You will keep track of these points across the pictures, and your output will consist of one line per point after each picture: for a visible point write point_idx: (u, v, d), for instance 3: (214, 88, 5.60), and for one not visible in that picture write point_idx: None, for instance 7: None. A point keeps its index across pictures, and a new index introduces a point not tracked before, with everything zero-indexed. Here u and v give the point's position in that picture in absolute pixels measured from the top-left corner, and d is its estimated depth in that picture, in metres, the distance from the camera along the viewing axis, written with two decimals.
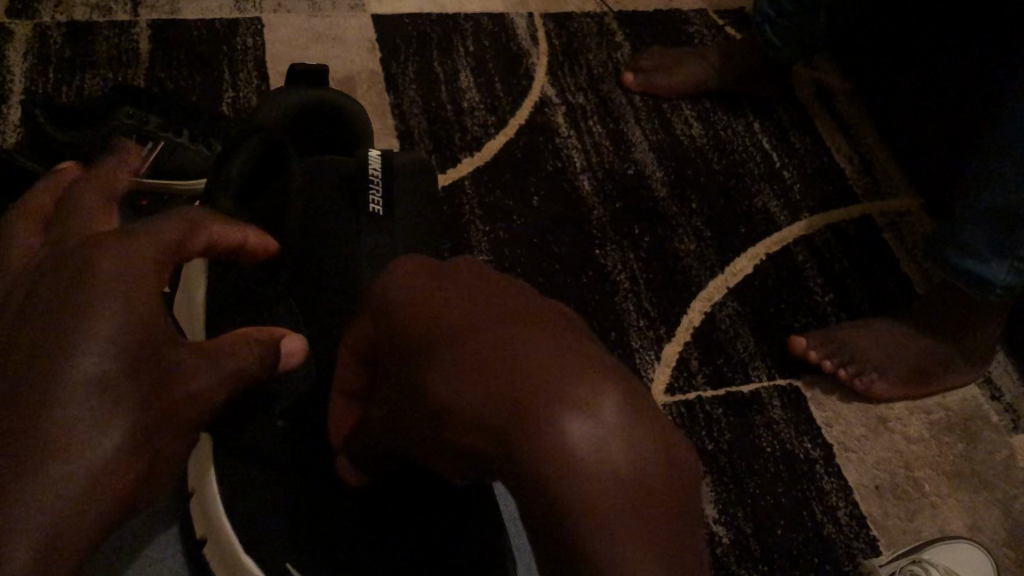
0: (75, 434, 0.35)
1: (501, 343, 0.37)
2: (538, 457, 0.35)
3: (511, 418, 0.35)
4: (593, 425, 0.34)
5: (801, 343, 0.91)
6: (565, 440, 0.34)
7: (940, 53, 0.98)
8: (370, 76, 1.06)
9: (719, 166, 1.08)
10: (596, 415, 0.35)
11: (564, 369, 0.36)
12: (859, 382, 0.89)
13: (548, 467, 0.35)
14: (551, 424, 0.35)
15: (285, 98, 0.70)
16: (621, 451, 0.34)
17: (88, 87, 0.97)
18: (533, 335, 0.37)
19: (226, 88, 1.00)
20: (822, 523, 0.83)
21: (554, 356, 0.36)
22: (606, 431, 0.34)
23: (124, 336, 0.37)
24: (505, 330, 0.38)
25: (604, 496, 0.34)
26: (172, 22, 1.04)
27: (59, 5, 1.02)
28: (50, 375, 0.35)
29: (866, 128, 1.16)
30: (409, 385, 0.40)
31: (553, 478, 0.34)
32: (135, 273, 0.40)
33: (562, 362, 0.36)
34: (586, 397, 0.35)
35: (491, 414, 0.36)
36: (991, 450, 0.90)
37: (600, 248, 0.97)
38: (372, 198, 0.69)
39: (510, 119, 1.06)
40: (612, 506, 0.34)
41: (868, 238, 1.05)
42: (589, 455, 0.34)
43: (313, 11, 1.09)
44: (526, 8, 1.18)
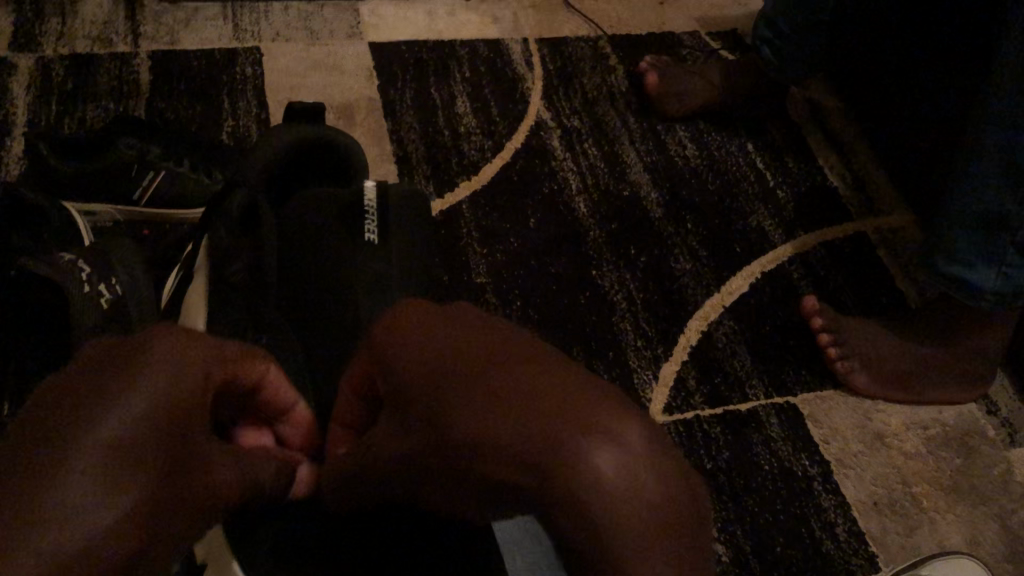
0: (75, 506, 0.34)
1: (509, 384, 0.35)
2: (560, 493, 0.33)
3: (538, 451, 0.33)
4: (619, 457, 0.33)
5: (813, 305, 0.96)
6: (594, 472, 0.32)
7: (928, 71, 0.99)
8: (368, 102, 1.07)
9: (714, 186, 1.09)
10: (620, 446, 0.33)
11: (585, 401, 0.34)
12: (842, 367, 0.92)
13: (571, 503, 0.33)
14: (567, 459, 0.33)
15: (277, 137, 0.71)
16: (650, 478, 0.33)
17: (90, 118, 0.98)
18: (547, 371, 0.35)
19: (226, 117, 1.02)
20: (821, 539, 0.84)
21: (572, 390, 0.34)
22: (633, 459, 0.33)
23: (150, 417, 0.37)
24: (510, 366, 0.36)
25: (627, 527, 0.32)
26: (172, 53, 1.06)
27: (61, 39, 1.04)
28: (60, 452, 0.34)
29: (859, 147, 1.17)
30: (417, 431, 0.38)
31: (585, 510, 0.33)
32: (185, 363, 0.40)
33: (565, 395, 0.34)
34: (593, 424, 0.33)
35: (516, 451, 0.34)
36: (988, 464, 0.90)
37: (597, 269, 0.98)
38: (367, 226, 0.71)
39: (506, 143, 1.07)
40: (650, 542, 0.32)
41: (862, 255, 1.06)
42: (607, 487, 0.32)
43: (311, 40, 1.11)
44: (521, 34, 1.19)
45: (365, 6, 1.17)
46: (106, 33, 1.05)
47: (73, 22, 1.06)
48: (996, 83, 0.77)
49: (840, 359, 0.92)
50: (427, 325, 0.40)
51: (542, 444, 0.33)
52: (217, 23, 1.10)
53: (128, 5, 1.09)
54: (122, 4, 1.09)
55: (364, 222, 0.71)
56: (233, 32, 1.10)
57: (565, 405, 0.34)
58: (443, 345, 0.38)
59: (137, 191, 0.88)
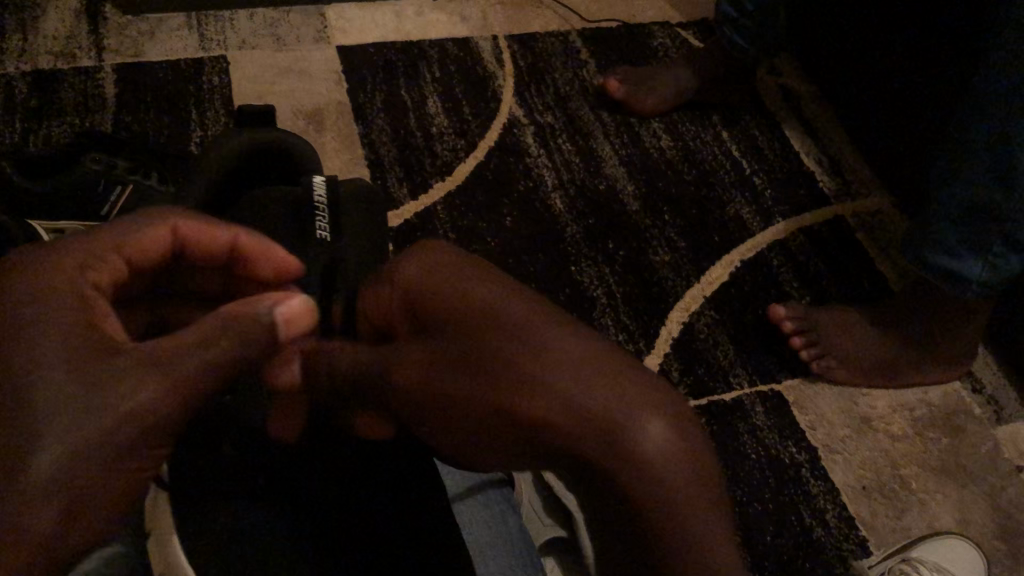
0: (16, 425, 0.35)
1: (564, 348, 0.39)
2: (606, 459, 0.37)
3: (575, 422, 0.37)
4: (655, 430, 0.37)
5: (779, 315, 0.94)
6: (634, 444, 0.37)
7: (904, 54, 0.99)
8: (338, 107, 1.06)
9: (690, 177, 1.09)
10: (652, 418, 0.37)
11: (609, 374, 0.38)
12: (818, 366, 0.92)
13: (621, 470, 0.37)
14: (632, 427, 0.37)
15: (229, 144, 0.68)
16: (680, 446, 0.37)
17: (55, 135, 0.96)
18: (561, 334, 0.39)
19: (194, 127, 1.00)
20: (812, 526, 0.83)
21: (589, 358, 0.39)
22: (664, 431, 0.37)
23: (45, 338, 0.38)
24: (536, 328, 0.40)
25: (679, 497, 0.37)
26: (137, 66, 1.05)
27: (23, 56, 1.02)
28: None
29: (834, 130, 1.17)
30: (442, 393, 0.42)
31: (627, 479, 0.37)
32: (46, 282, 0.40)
33: (596, 365, 0.38)
34: (644, 396, 0.38)
35: (552, 420, 0.38)
36: (975, 444, 0.90)
37: (575, 264, 0.97)
38: (319, 224, 0.67)
39: (480, 142, 1.06)
40: (689, 504, 0.37)
41: (841, 238, 1.06)
42: (667, 457, 0.37)
43: (277, 47, 1.10)
44: (490, 32, 1.19)
45: (331, 10, 1.16)
46: (69, 48, 1.04)
47: (35, 38, 1.04)
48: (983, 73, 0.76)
49: (813, 357, 0.92)
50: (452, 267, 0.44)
51: (606, 408, 0.37)
52: (182, 34, 1.09)
53: (90, 19, 1.08)
54: (84, 19, 1.07)
55: (314, 221, 0.66)
56: (199, 42, 1.09)
57: (619, 377, 0.38)
58: (488, 304, 0.41)
59: (105, 207, 0.85)
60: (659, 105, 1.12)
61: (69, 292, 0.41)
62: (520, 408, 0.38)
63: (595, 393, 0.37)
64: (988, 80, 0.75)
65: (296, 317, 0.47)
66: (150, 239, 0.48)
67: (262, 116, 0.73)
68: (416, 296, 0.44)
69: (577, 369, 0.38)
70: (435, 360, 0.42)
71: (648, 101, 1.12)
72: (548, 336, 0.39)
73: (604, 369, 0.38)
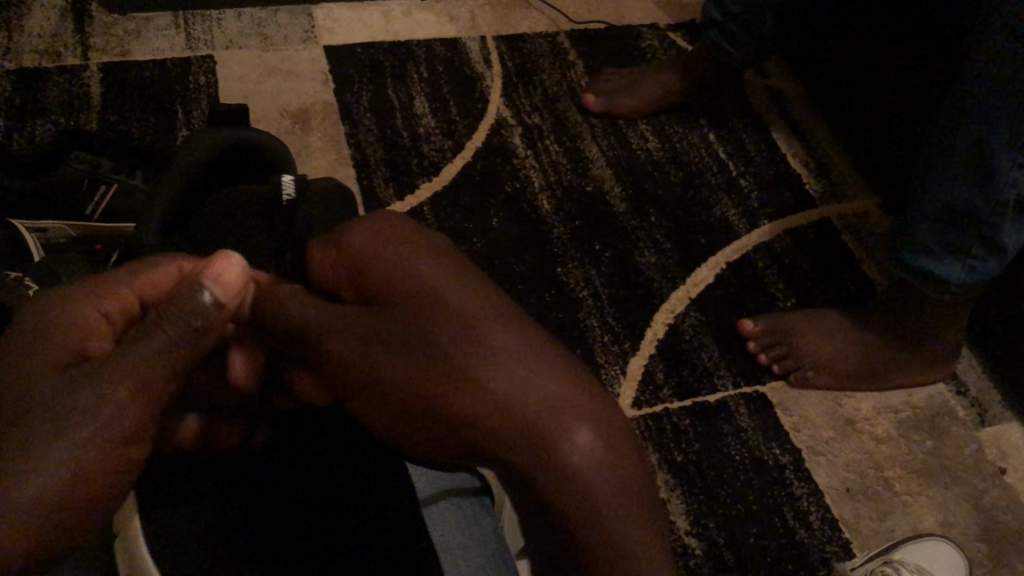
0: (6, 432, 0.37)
1: (509, 350, 0.40)
2: (542, 460, 0.38)
3: (514, 421, 0.39)
4: (591, 438, 0.39)
5: (749, 327, 0.94)
6: (570, 449, 0.38)
7: (889, 58, 0.99)
8: (325, 107, 1.06)
9: (677, 179, 1.09)
10: (589, 426, 0.39)
11: (550, 380, 0.40)
12: (796, 378, 0.92)
13: (555, 473, 0.38)
14: (561, 436, 0.38)
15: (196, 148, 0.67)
16: (612, 455, 0.39)
17: (40, 134, 0.96)
18: (507, 335, 0.41)
19: (180, 127, 1.00)
20: (795, 528, 0.83)
21: (533, 361, 0.40)
22: (598, 440, 0.39)
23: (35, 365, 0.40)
24: (487, 324, 0.41)
25: (611, 504, 0.38)
26: (123, 65, 1.04)
27: (8, 54, 1.02)
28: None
29: (821, 132, 1.18)
30: (378, 376, 0.42)
31: (559, 482, 0.38)
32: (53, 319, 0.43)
33: (538, 367, 0.40)
34: (581, 406, 0.39)
35: (490, 415, 0.39)
36: (959, 446, 0.90)
37: (561, 265, 0.97)
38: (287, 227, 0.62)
39: (466, 143, 1.06)
40: (622, 512, 0.38)
41: (827, 241, 1.06)
42: (594, 473, 0.38)
43: (265, 47, 1.10)
44: (478, 32, 1.19)
45: (319, 10, 1.16)
46: (54, 47, 1.04)
47: (20, 37, 1.04)
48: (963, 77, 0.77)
49: (789, 370, 0.92)
50: (406, 249, 0.45)
51: (540, 415, 0.39)
52: (168, 33, 1.09)
53: (76, 18, 1.07)
54: (70, 17, 1.07)
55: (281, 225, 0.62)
56: (186, 41, 1.08)
57: (556, 385, 0.40)
58: (434, 296, 0.42)
59: (89, 206, 0.86)
60: (646, 106, 1.13)
61: (58, 334, 0.42)
62: (461, 401, 0.40)
63: (527, 399, 0.39)
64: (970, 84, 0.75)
65: (228, 277, 0.45)
66: (155, 275, 0.48)
67: (236, 116, 0.74)
68: (366, 276, 0.45)
69: (513, 372, 0.40)
70: (378, 340, 0.42)
71: (634, 102, 1.12)
72: (491, 337, 0.41)
73: (540, 374, 0.40)
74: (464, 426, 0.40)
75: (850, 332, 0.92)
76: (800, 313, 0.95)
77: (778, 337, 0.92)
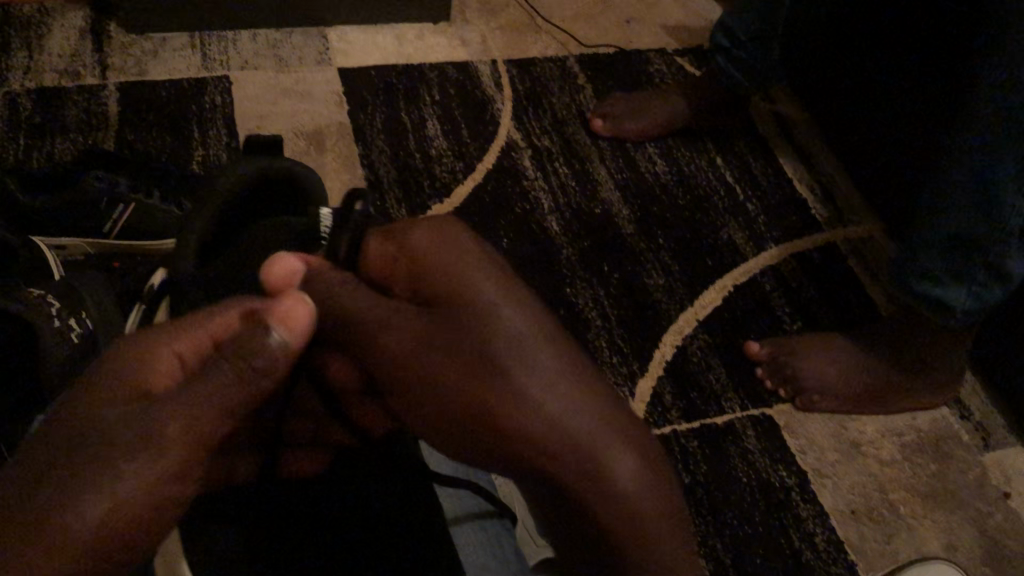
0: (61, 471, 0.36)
1: (569, 379, 0.42)
2: (594, 490, 0.40)
3: (572, 449, 0.40)
4: (641, 473, 0.41)
5: (754, 349, 0.96)
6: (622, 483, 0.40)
7: (894, 86, 1.01)
8: (338, 128, 1.07)
9: (684, 202, 1.10)
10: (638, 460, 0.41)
11: (604, 411, 0.42)
12: (801, 402, 0.93)
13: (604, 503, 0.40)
14: (615, 465, 0.40)
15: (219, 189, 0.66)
16: (656, 489, 0.41)
17: (58, 151, 0.97)
18: (565, 363, 0.42)
19: (196, 145, 1.01)
20: (801, 550, 0.84)
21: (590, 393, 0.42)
22: (647, 475, 0.41)
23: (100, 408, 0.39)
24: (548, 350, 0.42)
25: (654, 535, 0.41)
26: (141, 85, 1.06)
27: (28, 73, 1.03)
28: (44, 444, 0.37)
29: (826, 158, 1.19)
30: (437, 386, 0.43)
31: (609, 511, 0.40)
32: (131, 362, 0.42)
33: (594, 399, 0.42)
34: (632, 440, 0.41)
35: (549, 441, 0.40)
36: (963, 470, 0.91)
37: (571, 286, 0.99)
38: None
39: (477, 165, 1.08)
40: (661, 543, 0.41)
41: (832, 265, 1.07)
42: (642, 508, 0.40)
43: (279, 68, 1.12)
44: (489, 56, 1.21)
45: (333, 33, 1.18)
46: (73, 66, 1.05)
47: (40, 56, 1.05)
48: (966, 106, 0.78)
49: (794, 394, 0.93)
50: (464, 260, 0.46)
51: (597, 448, 0.40)
52: (185, 54, 1.11)
53: (95, 38, 1.09)
54: (89, 37, 1.09)
55: None
56: (202, 62, 1.10)
57: (608, 417, 0.41)
58: (494, 314, 0.43)
59: (107, 224, 0.87)
60: (654, 130, 1.14)
61: (129, 378, 0.41)
62: (520, 424, 0.41)
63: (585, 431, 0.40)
64: (974, 114, 0.77)
65: (297, 317, 0.44)
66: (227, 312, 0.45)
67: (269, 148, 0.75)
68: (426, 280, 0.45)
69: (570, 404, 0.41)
70: (438, 351, 0.43)
71: (643, 126, 1.14)
72: (551, 365, 0.42)
73: (602, 412, 0.41)
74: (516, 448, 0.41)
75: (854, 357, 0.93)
76: (805, 337, 0.96)
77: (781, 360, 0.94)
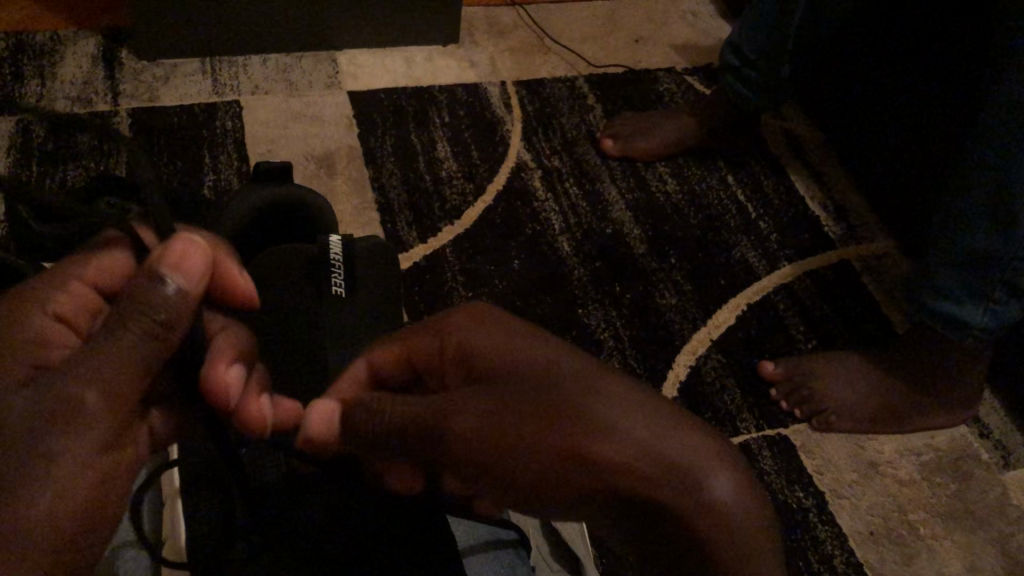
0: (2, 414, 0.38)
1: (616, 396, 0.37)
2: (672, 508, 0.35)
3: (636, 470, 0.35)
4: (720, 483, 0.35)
5: (769, 369, 0.95)
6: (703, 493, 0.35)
7: (908, 104, 1.00)
8: (349, 151, 1.07)
9: (696, 221, 1.10)
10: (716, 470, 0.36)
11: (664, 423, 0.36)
12: (818, 422, 0.92)
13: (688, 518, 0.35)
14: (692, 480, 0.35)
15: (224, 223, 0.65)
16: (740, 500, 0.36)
17: (71, 178, 0.98)
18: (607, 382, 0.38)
19: (207, 170, 1.01)
20: (819, 572, 0.83)
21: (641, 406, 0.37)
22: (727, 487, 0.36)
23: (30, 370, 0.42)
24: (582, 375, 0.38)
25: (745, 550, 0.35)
26: (152, 111, 1.07)
27: (41, 100, 1.04)
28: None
29: (839, 175, 1.19)
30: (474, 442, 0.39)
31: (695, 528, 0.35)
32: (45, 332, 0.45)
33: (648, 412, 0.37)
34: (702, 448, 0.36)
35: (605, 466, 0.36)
36: (983, 489, 0.90)
37: (582, 307, 0.98)
38: (334, 279, 0.65)
39: (488, 186, 1.07)
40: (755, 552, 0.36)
41: (846, 283, 1.06)
42: (738, 506, 0.35)
43: (290, 92, 1.12)
44: (499, 77, 1.21)
45: (343, 57, 1.19)
46: (85, 93, 1.06)
47: (52, 84, 1.06)
48: (983, 123, 0.78)
49: (811, 415, 0.92)
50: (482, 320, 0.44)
51: (672, 463, 0.35)
52: (196, 79, 1.11)
53: (107, 65, 1.10)
54: (101, 65, 1.10)
55: (330, 276, 0.65)
56: (213, 87, 1.11)
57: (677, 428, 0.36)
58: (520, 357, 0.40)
59: None
60: (664, 150, 1.14)
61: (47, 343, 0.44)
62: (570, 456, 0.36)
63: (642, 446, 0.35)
64: (996, 132, 0.76)
65: (190, 262, 0.41)
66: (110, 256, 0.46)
67: (280, 172, 0.75)
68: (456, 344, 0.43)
69: (626, 406, 0.37)
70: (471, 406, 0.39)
71: (653, 146, 1.13)
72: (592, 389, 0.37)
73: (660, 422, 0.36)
74: (600, 484, 0.36)
75: (872, 379, 0.92)
76: (819, 357, 0.95)
77: (797, 381, 0.93)
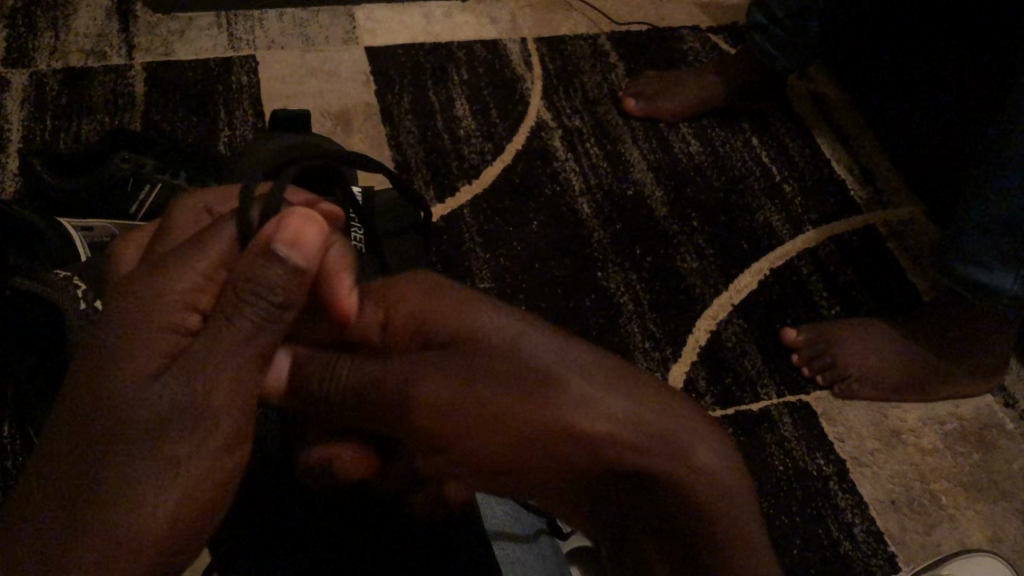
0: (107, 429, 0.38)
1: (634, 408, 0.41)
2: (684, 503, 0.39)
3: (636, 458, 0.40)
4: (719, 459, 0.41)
5: (791, 336, 0.93)
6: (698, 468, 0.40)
7: (940, 64, 0.97)
8: (365, 108, 1.05)
9: (719, 184, 1.08)
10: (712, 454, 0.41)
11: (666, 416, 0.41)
12: (840, 389, 0.90)
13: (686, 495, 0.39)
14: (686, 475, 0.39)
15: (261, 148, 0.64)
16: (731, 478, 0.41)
17: (85, 133, 0.97)
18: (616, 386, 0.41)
19: (222, 126, 1.00)
20: (839, 540, 0.82)
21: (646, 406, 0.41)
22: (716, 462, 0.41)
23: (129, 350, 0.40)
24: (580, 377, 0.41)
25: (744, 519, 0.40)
26: (167, 65, 1.05)
27: (55, 53, 1.03)
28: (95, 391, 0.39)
29: (865, 137, 1.16)
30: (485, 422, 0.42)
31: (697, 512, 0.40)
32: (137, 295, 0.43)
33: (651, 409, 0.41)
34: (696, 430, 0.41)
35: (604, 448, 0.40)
36: (1008, 459, 0.89)
37: (602, 269, 0.97)
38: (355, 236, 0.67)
39: (506, 145, 1.05)
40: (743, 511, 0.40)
41: (872, 247, 1.04)
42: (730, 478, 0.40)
43: (306, 47, 1.10)
44: (519, 34, 1.18)
45: (360, 11, 1.16)
46: (100, 47, 1.05)
47: (67, 37, 1.05)
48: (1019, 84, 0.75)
49: (833, 381, 0.91)
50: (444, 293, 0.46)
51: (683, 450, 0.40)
52: (212, 33, 1.09)
53: (121, 18, 1.08)
54: (116, 18, 1.08)
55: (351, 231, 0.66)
56: (229, 42, 1.09)
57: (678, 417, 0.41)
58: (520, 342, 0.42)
59: (134, 205, 0.85)
60: (686, 109, 1.12)
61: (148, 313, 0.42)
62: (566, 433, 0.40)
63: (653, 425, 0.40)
64: None
65: (301, 238, 0.42)
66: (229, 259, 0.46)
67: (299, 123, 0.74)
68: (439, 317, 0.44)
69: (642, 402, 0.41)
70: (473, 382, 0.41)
71: (675, 106, 1.11)
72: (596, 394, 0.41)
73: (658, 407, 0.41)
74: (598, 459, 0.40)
75: (896, 346, 0.90)
76: (845, 323, 0.93)
77: (817, 345, 0.91)
